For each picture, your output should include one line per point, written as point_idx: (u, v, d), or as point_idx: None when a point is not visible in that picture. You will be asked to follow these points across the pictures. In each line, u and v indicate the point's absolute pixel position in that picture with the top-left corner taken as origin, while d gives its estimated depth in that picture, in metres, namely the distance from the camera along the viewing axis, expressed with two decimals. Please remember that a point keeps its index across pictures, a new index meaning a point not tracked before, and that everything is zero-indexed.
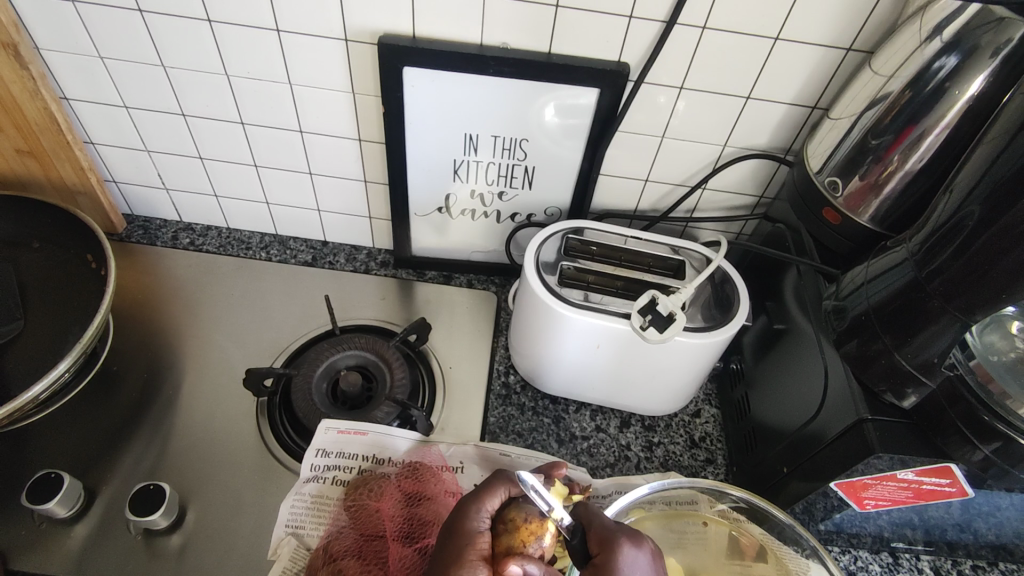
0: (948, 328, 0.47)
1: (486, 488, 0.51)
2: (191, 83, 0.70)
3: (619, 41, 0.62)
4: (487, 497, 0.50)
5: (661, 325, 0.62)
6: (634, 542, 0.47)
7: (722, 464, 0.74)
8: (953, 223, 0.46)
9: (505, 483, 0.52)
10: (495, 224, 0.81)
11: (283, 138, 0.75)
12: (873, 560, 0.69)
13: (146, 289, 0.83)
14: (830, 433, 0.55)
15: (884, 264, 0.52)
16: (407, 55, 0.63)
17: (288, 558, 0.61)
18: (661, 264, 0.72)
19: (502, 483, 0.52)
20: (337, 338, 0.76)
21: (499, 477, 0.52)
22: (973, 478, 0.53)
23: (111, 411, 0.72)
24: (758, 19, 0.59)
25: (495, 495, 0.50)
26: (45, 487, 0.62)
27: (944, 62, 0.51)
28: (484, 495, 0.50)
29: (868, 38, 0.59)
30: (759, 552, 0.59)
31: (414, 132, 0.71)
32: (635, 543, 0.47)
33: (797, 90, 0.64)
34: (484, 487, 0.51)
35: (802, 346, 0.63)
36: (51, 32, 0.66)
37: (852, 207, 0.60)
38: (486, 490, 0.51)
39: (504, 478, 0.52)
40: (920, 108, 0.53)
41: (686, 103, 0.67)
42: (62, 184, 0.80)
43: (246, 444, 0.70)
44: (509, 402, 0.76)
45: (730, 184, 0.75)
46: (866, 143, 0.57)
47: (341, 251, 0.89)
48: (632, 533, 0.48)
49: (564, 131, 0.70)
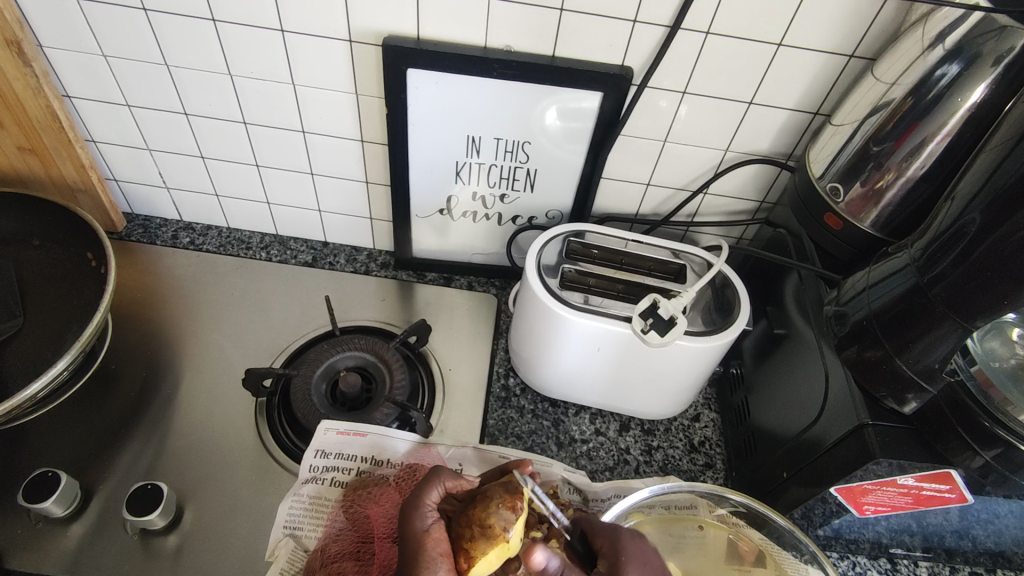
0: (949, 335, 0.47)
1: (423, 486, 0.54)
2: (194, 82, 0.70)
3: (623, 45, 0.62)
4: (427, 491, 0.54)
5: (662, 329, 0.62)
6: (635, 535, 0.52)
7: (721, 468, 0.74)
8: (955, 229, 0.46)
9: (442, 476, 0.55)
10: (496, 226, 0.81)
11: (285, 138, 0.75)
12: (871, 566, 0.69)
13: (145, 288, 0.83)
14: (831, 438, 0.55)
15: (886, 269, 0.53)
16: (411, 57, 0.63)
17: (286, 559, 0.61)
18: (662, 268, 0.72)
19: (434, 478, 0.55)
20: (337, 339, 0.76)
21: (436, 473, 0.56)
22: (972, 484, 0.53)
23: (109, 410, 0.72)
24: (761, 25, 0.59)
25: (433, 490, 0.54)
26: (41, 485, 0.62)
27: (946, 70, 0.51)
28: (422, 491, 0.53)
29: (870, 45, 0.60)
30: (759, 557, 0.59)
31: (416, 134, 0.71)
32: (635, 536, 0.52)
33: (799, 96, 0.65)
34: (420, 488, 0.54)
35: (803, 351, 0.63)
36: (54, 30, 0.66)
37: (854, 213, 0.60)
38: (423, 490, 0.54)
39: (440, 474, 0.56)
40: (920, 115, 0.54)
41: (688, 108, 0.67)
42: (62, 182, 0.80)
43: (244, 444, 0.70)
44: (508, 404, 0.76)
45: (731, 189, 0.75)
46: (868, 149, 0.57)
47: (341, 252, 0.89)
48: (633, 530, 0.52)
49: (567, 134, 0.70)
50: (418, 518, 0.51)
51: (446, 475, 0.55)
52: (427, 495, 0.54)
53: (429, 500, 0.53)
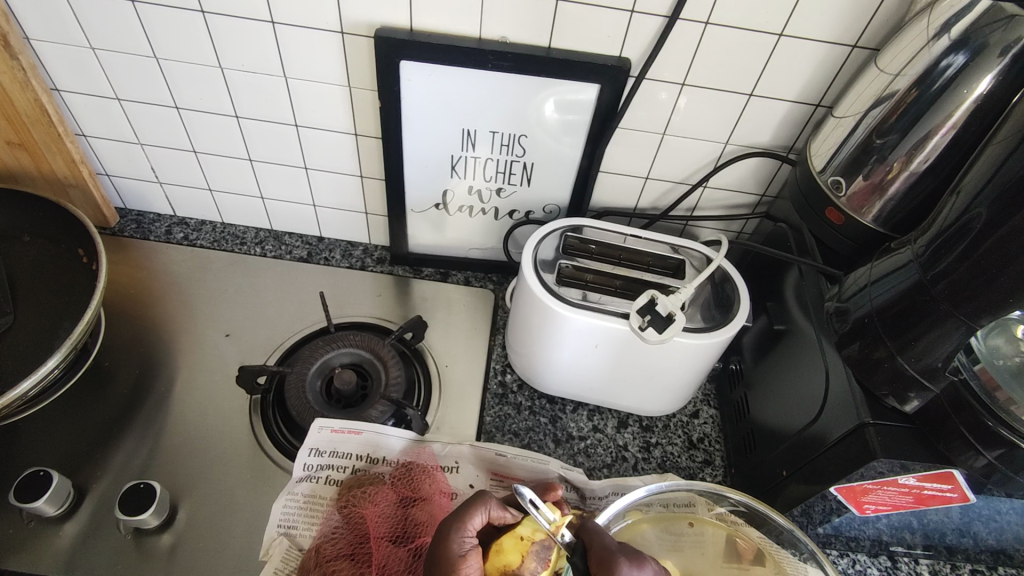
0: (954, 332, 0.46)
1: (472, 505, 0.53)
2: (184, 75, 0.69)
3: (621, 36, 0.61)
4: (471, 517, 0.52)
5: (660, 326, 0.61)
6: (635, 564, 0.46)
7: (719, 466, 0.73)
8: (960, 224, 0.45)
9: (489, 502, 0.53)
10: (493, 221, 0.80)
11: (278, 132, 0.74)
12: (871, 563, 0.68)
13: (139, 284, 0.82)
14: (831, 437, 0.54)
15: (887, 266, 0.52)
16: (405, 49, 0.62)
17: (280, 559, 0.60)
18: (660, 264, 0.71)
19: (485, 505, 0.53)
20: (332, 335, 0.75)
21: (481, 495, 0.54)
22: (974, 483, 0.52)
23: (102, 407, 0.71)
24: (762, 15, 0.58)
25: (479, 513, 0.52)
26: (33, 484, 0.61)
27: (952, 61, 0.50)
28: (467, 513, 0.52)
29: (873, 35, 0.58)
30: (758, 555, 0.58)
31: (410, 125, 0.70)
32: (635, 565, 0.46)
33: (801, 87, 0.63)
34: (469, 504, 0.53)
35: (803, 347, 0.62)
36: (42, 22, 0.65)
37: (856, 208, 0.59)
38: (469, 510, 0.52)
39: (489, 497, 0.54)
40: (925, 107, 0.52)
41: (688, 100, 0.66)
42: (53, 177, 0.79)
43: (238, 442, 0.69)
44: (505, 401, 0.75)
45: (731, 182, 0.74)
46: (870, 142, 0.56)
47: (336, 247, 0.88)
48: (633, 553, 0.47)
49: (564, 127, 0.69)
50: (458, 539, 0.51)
51: (494, 503, 0.53)
52: (474, 517, 0.52)
53: (473, 523, 0.52)
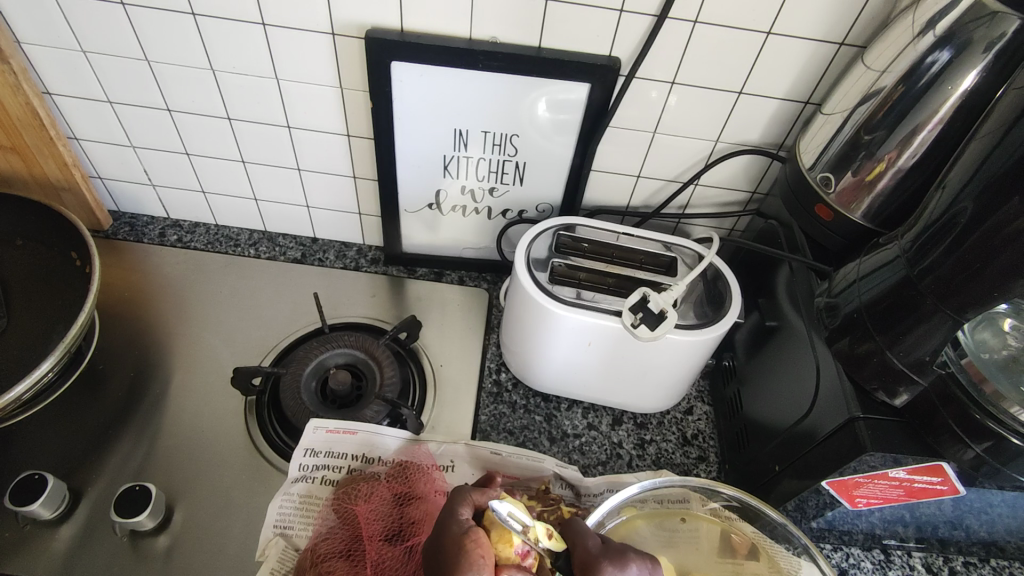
0: (941, 326, 0.46)
1: (456, 499, 0.51)
2: (176, 78, 0.69)
3: (610, 35, 0.61)
4: (459, 505, 0.50)
5: (652, 323, 0.61)
6: (618, 565, 0.46)
7: (714, 461, 0.74)
8: (946, 220, 0.45)
9: (467, 491, 0.52)
10: (487, 220, 0.81)
11: (270, 134, 0.74)
12: (865, 557, 0.69)
13: (134, 286, 0.82)
14: (822, 432, 0.55)
15: (876, 261, 0.52)
16: (396, 50, 0.62)
17: (277, 558, 0.60)
18: (652, 261, 0.71)
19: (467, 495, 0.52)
20: (327, 336, 0.75)
21: (459, 489, 0.53)
22: (964, 476, 0.52)
23: (97, 410, 0.71)
24: (749, 14, 0.58)
25: (465, 503, 0.50)
26: (29, 488, 0.61)
27: (937, 58, 0.51)
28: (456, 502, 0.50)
29: (861, 32, 0.59)
30: (751, 550, 0.58)
31: (402, 125, 0.70)
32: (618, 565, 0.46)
33: (789, 84, 0.64)
34: (452, 501, 0.51)
35: (794, 343, 0.62)
36: (34, 26, 0.65)
37: (844, 204, 0.59)
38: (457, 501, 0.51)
39: (466, 487, 0.53)
40: (911, 104, 0.53)
41: (678, 98, 0.66)
42: (45, 180, 0.79)
43: (234, 443, 0.70)
44: (500, 400, 0.76)
45: (722, 179, 0.75)
46: (858, 138, 0.57)
47: (330, 248, 0.88)
48: (616, 555, 0.46)
49: (555, 126, 0.69)
50: (456, 522, 0.48)
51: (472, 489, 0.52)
52: (461, 509, 0.50)
53: (463, 512, 0.49)
